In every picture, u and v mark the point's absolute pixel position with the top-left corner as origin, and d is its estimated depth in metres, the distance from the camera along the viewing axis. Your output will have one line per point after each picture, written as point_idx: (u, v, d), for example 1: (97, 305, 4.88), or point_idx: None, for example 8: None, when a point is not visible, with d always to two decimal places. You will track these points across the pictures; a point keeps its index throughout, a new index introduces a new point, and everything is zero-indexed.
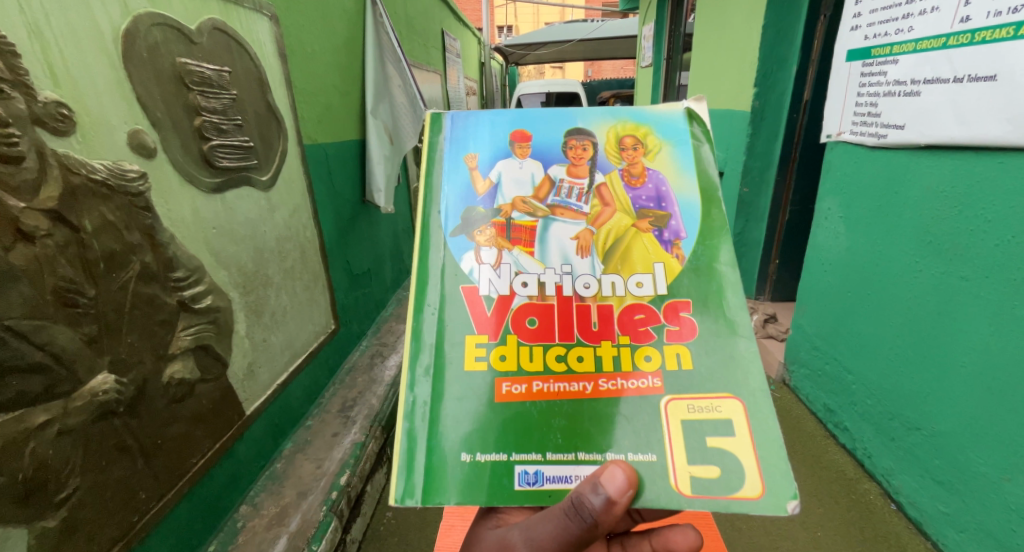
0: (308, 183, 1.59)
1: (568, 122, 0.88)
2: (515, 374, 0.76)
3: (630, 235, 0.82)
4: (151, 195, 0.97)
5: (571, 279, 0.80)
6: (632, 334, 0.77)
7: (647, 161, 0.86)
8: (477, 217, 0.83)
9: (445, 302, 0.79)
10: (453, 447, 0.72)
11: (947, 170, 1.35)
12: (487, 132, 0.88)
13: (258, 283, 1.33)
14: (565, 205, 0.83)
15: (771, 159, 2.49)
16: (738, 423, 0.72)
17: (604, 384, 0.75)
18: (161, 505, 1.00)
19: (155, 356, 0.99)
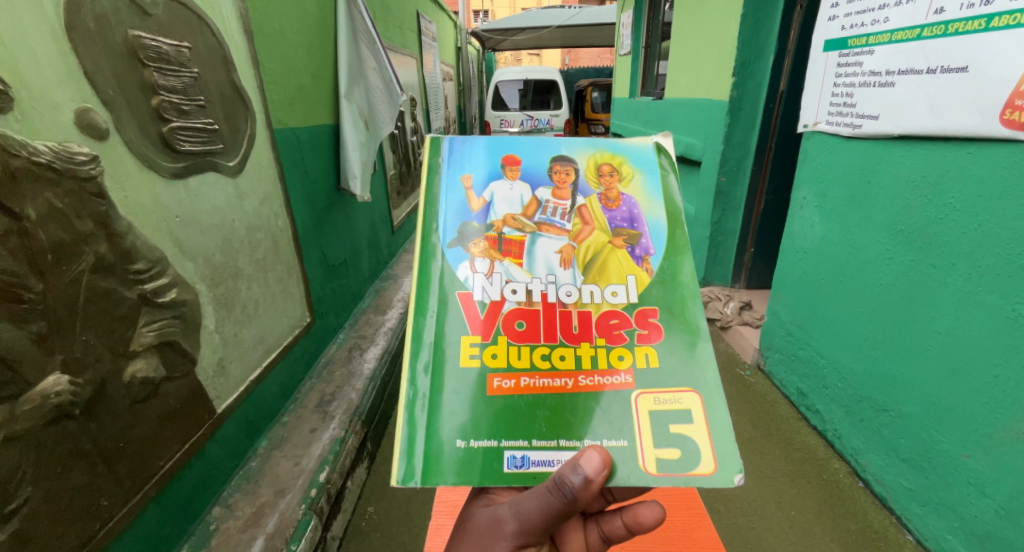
0: (280, 171, 1.52)
1: (553, 150, 0.85)
2: (506, 370, 0.73)
3: (607, 252, 0.79)
4: (105, 180, 0.90)
5: (556, 288, 0.77)
6: (599, 331, 0.75)
7: (621, 187, 0.84)
8: (473, 231, 0.80)
9: (444, 304, 0.76)
10: (450, 432, 0.69)
11: (918, 159, 1.37)
12: (482, 155, 0.84)
13: (228, 275, 1.26)
14: (550, 221, 0.81)
15: (748, 149, 2.51)
16: (697, 417, 0.70)
17: (584, 380, 0.73)
18: (125, 511, 0.95)
19: (115, 354, 0.93)
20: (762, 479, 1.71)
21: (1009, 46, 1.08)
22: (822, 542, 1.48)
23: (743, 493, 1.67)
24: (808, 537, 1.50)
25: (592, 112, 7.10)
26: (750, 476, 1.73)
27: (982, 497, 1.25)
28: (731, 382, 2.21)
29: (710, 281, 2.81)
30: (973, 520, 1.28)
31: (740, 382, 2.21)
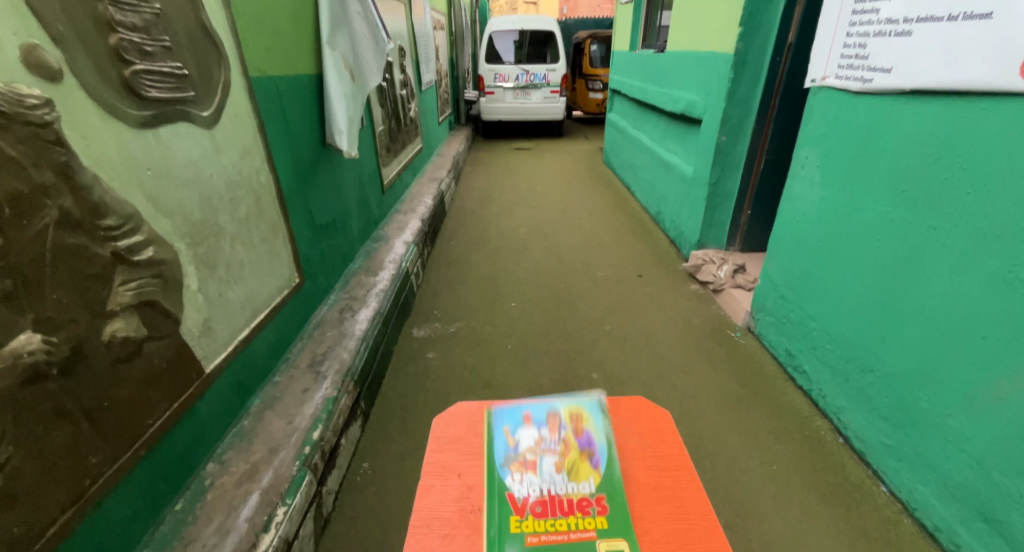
0: (260, 123, 1.44)
1: (533, 413, 1.01)
2: (541, 529, 0.83)
3: (581, 463, 0.93)
4: (62, 126, 0.84)
5: (555, 485, 0.89)
6: (578, 507, 0.86)
7: (581, 426, 0.98)
8: (503, 481, 0.90)
9: (493, 525, 0.84)
10: (510, 551, 0.79)
11: (929, 116, 1.32)
12: (495, 438, 0.97)
13: (208, 233, 1.22)
14: (545, 465, 0.92)
15: (751, 106, 2.42)
16: (632, 548, 0.80)
17: (579, 532, 0.82)
18: (115, 469, 0.96)
19: (91, 314, 0.90)
20: (748, 436, 1.74)
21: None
22: (803, 495, 1.52)
23: (729, 449, 1.70)
24: (790, 490, 1.54)
25: (591, 67, 6.83)
26: (736, 433, 1.75)
27: (958, 453, 1.28)
28: (721, 344, 2.22)
29: (705, 242, 2.79)
30: (946, 473, 1.32)
31: (731, 343, 2.22)
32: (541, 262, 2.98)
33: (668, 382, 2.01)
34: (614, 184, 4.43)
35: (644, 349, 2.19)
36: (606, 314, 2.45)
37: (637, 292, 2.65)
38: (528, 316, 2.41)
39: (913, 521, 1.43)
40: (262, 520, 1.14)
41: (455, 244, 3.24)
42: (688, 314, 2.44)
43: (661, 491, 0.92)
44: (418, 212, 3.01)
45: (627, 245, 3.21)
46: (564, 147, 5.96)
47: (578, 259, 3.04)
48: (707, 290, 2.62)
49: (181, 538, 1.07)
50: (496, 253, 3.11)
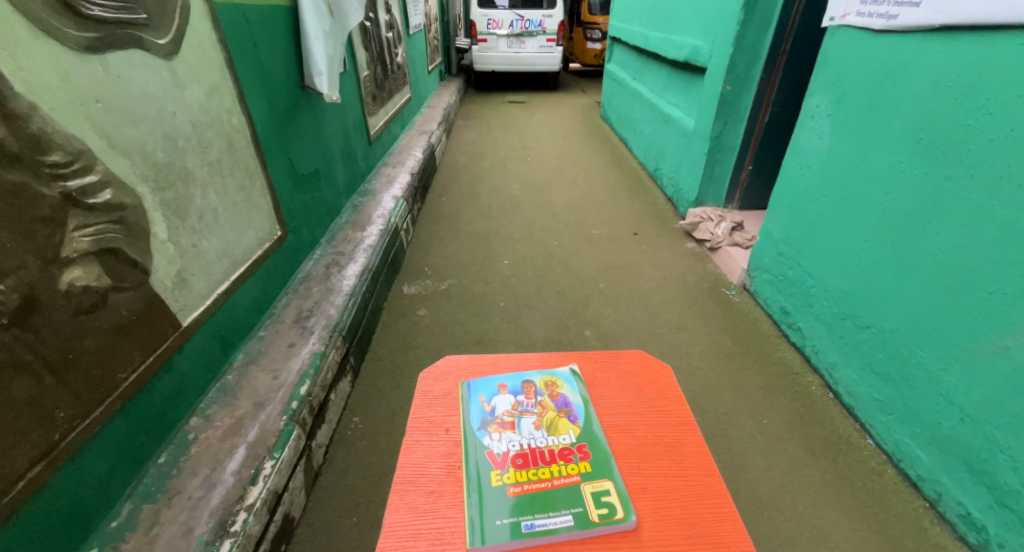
0: (228, 59, 1.32)
1: (510, 379, 0.99)
2: (524, 479, 0.80)
3: (559, 420, 0.91)
4: None
5: (536, 440, 0.86)
6: (560, 455, 0.84)
7: (557, 390, 0.97)
8: (481, 441, 0.87)
9: (476, 478, 0.80)
10: (496, 512, 0.76)
11: (957, 55, 1.23)
12: (471, 404, 0.94)
13: (175, 178, 1.13)
14: (523, 422, 0.90)
15: (759, 52, 2.29)
16: (618, 487, 0.80)
17: (564, 476, 0.80)
18: (88, 423, 0.92)
19: (43, 262, 0.83)
20: (739, 392, 1.73)
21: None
22: (791, 449, 1.53)
23: (720, 404, 1.69)
24: (778, 444, 1.55)
25: (590, 15, 6.45)
26: (728, 389, 1.75)
27: (950, 407, 1.28)
28: (715, 301, 2.19)
29: (703, 198, 2.72)
30: (935, 426, 1.32)
31: (725, 301, 2.19)
32: (534, 219, 2.90)
33: (661, 340, 1.98)
34: (610, 139, 4.29)
35: (637, 307, 2.15)
36: (599, 271, 2.40)
37: (632, 249, 2.60)
38: (521, 274, 2.36)
39: (897, 472, 1.44)
40: (249, 474, 1.12)
41: (446, 200, 3.14)
42: (683, 272, 2.40)
43: (659, 447, 0.89)
44: (407, 165, 2.89)
45: (623, 202, 3.13)
46: (560, 100, 5.74)
47: (572, 216, 2.96)
48: (704, 248, 2.58)
49: (164, 490, 1.06)
50: (488, 209, 3.02)
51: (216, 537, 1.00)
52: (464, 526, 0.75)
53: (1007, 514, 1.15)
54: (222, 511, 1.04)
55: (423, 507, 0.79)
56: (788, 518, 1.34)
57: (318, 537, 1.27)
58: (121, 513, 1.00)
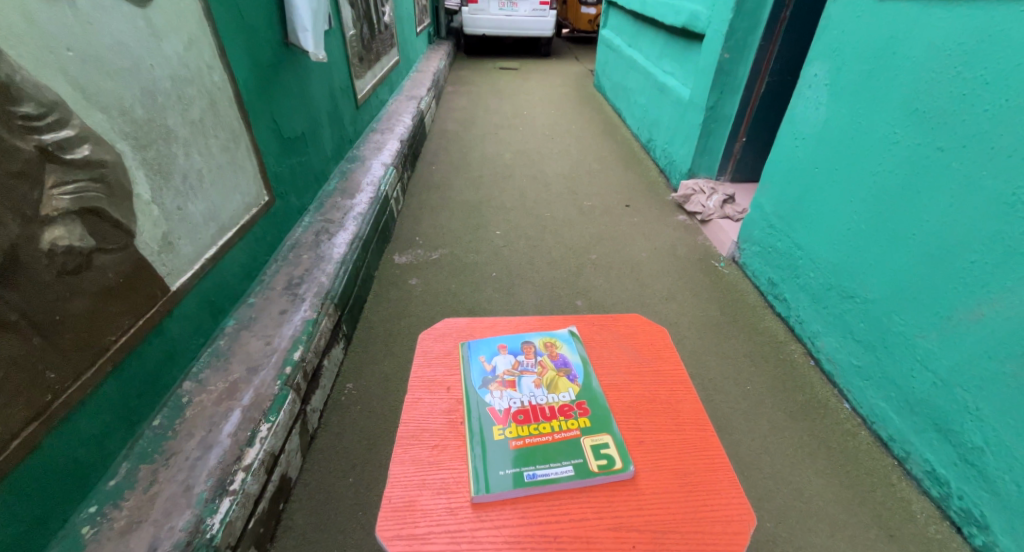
0: (206, 10, 1.26)
1: (512, 340, 1.00)
2: (526, 433, 0.81)
3: (559, 378, 0.92)
4: None
5: (536, 397, 0.88)
6: (560, 411, 0.86)
7: (556, 350, 0.98)
8: (481, 398, 0.88)
9: (479, 432, 0.82)
10: (500, 463, 0.77)
11: (958, 23, 1.21)
12: (472, 363, 0.95)
13: (157, 136, 1.09)
14: (524, 380, 0.91)
15: (759, 18, 2.24)
16: (617, 439, 0.82)
17: (565, 431, 0.82)
18: (80, 384, 0.91)
19: (23, 219, 0.80)
20: (726, 360, 1.77)
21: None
22: (773, 413, 1.59)
23: (707, 371, 1.73)
24: (761, 409, 1.60)
25: None
26: (715, 357, 1.79)
27: (924, 372, 1.33)
28: (705, 273, 2.21)
29: (696, 171, 2.71)
30: (911, 390, 1.38)
31: (714, 272, 2.21)
32: (526, 189, 2.87)
33: (650, 309, 2.01)
34: (603, 109, 4.22)
35: (628, 277, 2.17)
36: (591, 242, 2.40)
37: (624, 220, 2.60)
38: (512, 244, 2.35)
39: (870, 433, 1.52)
40: (245, 436, 1.13)
41: (436, 169, 3.09)
42: (674, 244, 2.41)
43: (654, 404, 0.91)
44: (397, 132, 2.82)
45: (615, 172, 3.10)
46: (552, 68, 5.61)
47: (564, 186, 2.93)
48: (695, 220, 2.58)
49: (161, 451, 1.06)
50: (478, 179, 2.98)
51: (215, 495, 1.02)
52: (468, 476, 0.77)
53: (970, 470, 1.23)
54: (220, 471, 1.06)
55: (428, 460, 0.80)
56: (767, 477, 1.41)
57: (315, 497, 1.30)
58: (118, 473, 1.01)
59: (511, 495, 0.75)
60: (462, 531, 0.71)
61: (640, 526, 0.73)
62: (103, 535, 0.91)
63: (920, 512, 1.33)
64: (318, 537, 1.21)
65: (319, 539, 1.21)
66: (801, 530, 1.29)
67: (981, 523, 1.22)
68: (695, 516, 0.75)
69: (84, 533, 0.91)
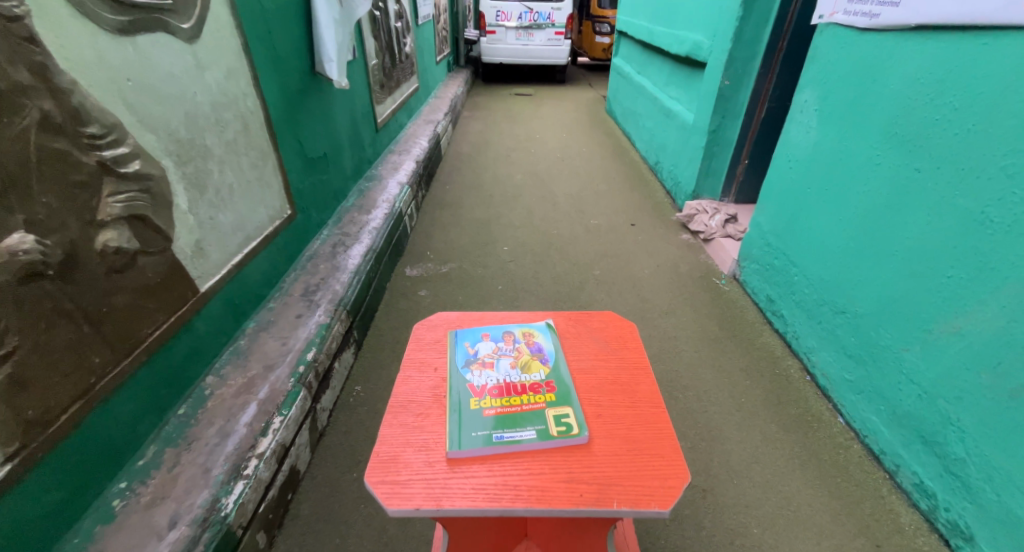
0: (244, 44, 1.42)
1: (494, 329, 1.09)
2: (496, 404, 0.89)
3: (532, 360, 1.00)
4: (35, 24, 0.81)
5: (510, 375, 0.96)
6: (530, 388, 0.93)
7: (533, 337, 1.07)
8: (462, 376, 0.96)
9: (456, 403, 0.90)
10: (471, 427, 0.85)
11: (930, 54, 1.29)
12: (457, 348, 1.04)
13: (196, 154, 1.23)
14: (501, 362, 0.99)
15: (757, 48, 2.35)
16: (577, 411, 0.89)
17: (531, 403, 0.90)
18: (119, 370, 1.03)
19: (82, 222, 0.93)
20: (721, 372, 1.83)
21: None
22: (765, 425, 1.63)
23: (701, 383, 1.79)
24: (753, 421, 1.64)
25: (598, 8, 6.49)
26: (711, 370, 1.84)
27: (910, 384, 1.37)
28: (706, 289, 2.27)
29: (700, 192, 2.79)
30: (899, 403, 1.42)
31: (715, 289, 2.27)
32: (534, 208, 2.98)
33: (650, 323, 2.08)
34: (613, 133, 4.34)
35: (629, 292, 2.25)
36: (595, 258, 2.49)
37: (629, 239, 2.68)
38: (519, 259, 2.45)
39: (862, 447, 1.55)
40: (259, 426, 1.24)
41: (449, 188, 3.23)
42: (676, 261, 2.48)
43: (615, 384, 0.96)
44: (413, 153, 2.98)
45: (622, 193, 3.20)
46: (566, 94, 5.79)
47: (571, 205, 3.04)
48: (698, 240, 2.65)
49: (184, 436, 1.17)
50: (489, 198, 3.11)
51: (230, 477, 1.12)
52: (447, 437, 0.84)
53: (953, 481, 1.26)
54: (235, 457, 1.15)
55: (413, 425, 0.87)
56: (756, 485, 1.45)
57: (321, 489, 1.39)
58: (146, 454, 1.11)
59: (479, 453, 0.82)
60: (438, 480, 0.78)
61: (588, 480, 0.78)
62: (131, 507, 1.01)
63: (908, 524, 1.35)
64: (322, 526, 1.30)
65: (323, 528, 1.29)
66: (786, 536, 1.33)
67: (965, 535, 1.24)
68: (642, 473, 0.79)
69: (115, 505, 1.01)
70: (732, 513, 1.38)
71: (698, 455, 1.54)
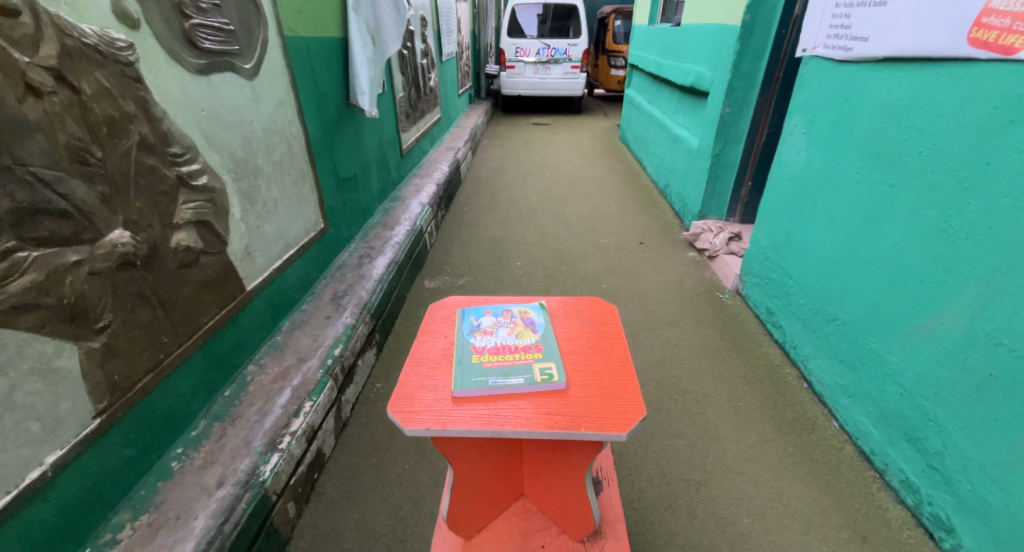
0: (292, 80, 1.65)
1: (495, 304, 1.14)
2: (490, 359, 0.95)
3: (526, 327, 1.05)
4: (140, 66, 1.03)
5: (504, 338, 1.01)
6: (522, 349, 0.98)
7: (530, 309, 1.11)
8: (463, 338, 1.01)
9: (457, 357, 0.96)
10: (467, 374, 0.91)
11: (896, 81, 1.43)
12: (462, 317, 1.09)
13: (249, 172, 1.45)
14: (499, 328, 1.04)
15: (755, 78, 2.52)
16: (559, 364, 0.94)
17: (521, 359, 0.95)
18: (181, 350, 1.21)
19: (162, 224, 1.13)
20: (720, 379, 1.92)
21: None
22: (761, 427, 1.72)
23: (700, 388, 1.88)
24: (749, 423, 1.73)
25: (614, 43, 6.81)
26: (711, 376, 1.94)
27: (894, 384, 1.46)
28: (709, 303, 2.38)
29: (705, 213, 2.92)
30: (885, 403, 1.50)
31: (718, 302, 2.38)
32: (548, 227, 3.15)
33: (654, 333, 2.19)
34: (626, 159, 4.53)
35: (635, 305, 2.37)
36: (603, 273, 2.63)
37: (637, 256, 2.82)
38: (530, 274, 2.61)
39: (854, 448, 1.62)
40: (293, 408, 1.40)
41: (468, 209, 3.44)
42: (682, 277, 2.60)
43: (595, 346, 1.00)
44: (434, 177, 3.20)
45: (631, 214, 3.35)
46: (582, 123, 6.04)
47: (582, 225, 3.20)
48: (703, 257, 2.77)
49: (229, 414, 1.33)
50: (505, 218, 3.30)
51: (268, 449, 1.27)
52: (451, 382, 0.90)
53: (934, 475, 1.33)
54: (272, 432, 1.31)
55: None
56: (748, 480, 1.53)
57: (344, 471, 1.53)
58: (198, 426, 1.28)
59: (474, 393, 0.88)
60: (445, 413, 0.84)
61: (562, 412, 0.84)
62: (186, 468, 1.18)
63: (895, 519, 1.41)
64: (344, 503, 1.44)
65: (345, 504, 1.43)
66: (775, 526, 1.41)
67: (947, 527, 1.30)
68: (611, 407, 0.85)
69: (173, 466, 1.18)
70: (724, 504, 1.47)
71: (694, 452, 1.63)
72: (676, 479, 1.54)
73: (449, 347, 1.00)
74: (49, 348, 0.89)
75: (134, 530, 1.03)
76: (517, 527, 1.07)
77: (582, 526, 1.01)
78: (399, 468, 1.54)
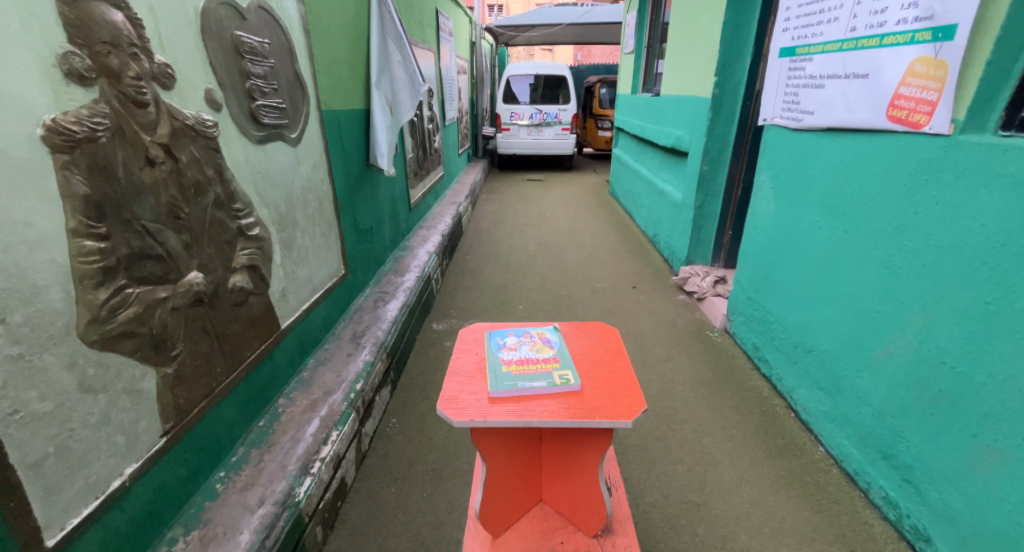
0: (325, 146, 1.89)
1: (516, 327, 1.32)
2: (517, 368, 1.12)
3: (544, 343, 1.22)
4: (220, 141, 1.25)
5: (526, 353, 1.18)
6: (542, 360, 1.15)
7: (546, 331, 1.29)
8: (492, 352, 1.19)
9: (490, 366, 1.13)
10: (499, 379, 1.08)
11: (838, 146, 1.70)
12: (489, 336, 1.26)
13: (288, 224, 1.65)
14: (522, 344, 1.22)
15: (727, 140, 2.84)
16: (573, 371, 1.11)
17: (542, 368, 1.12)
18: (228, 380, 1.35)
19: (224, 267, 1.31)
20: (713, 409, 2.07)
21: (898, 56, 1.42)
22: (753, 452, 1.85)
23: (696, 417, 2.03)
24: (742, 448, 1.87)
25: (600, 108, 7.37)
26: (704, 407, 2.08)
27: (867, 406, 1.62)
28: (700, 341, 2.55)
29: (692, 259, 3.15)
30: (861, 424, 1.65)
31: (708, 340, 2.56)
32: (547, 274, 3.37)
33: (651, 369, 2.35)
34: (616, 211, 4.84)
35: (632, 344, 2.54)
36: (601, 315, 2.82)
37: (631, 299, 3.02)
38: (533, 316, 2.78)
39: (839, 470, 1.75)
40: (321, 436, 1.52)
41: (471, 258, 3.65)
42: (674, 318, 2.79)
43: (600, 358, 1.17)
44: (439, 229, 3.44)
45: (624, 261, 3.59)
46: (574, 179, 6.44)
47: (579, 272, 3.42)
48: (692, 299, 2.97)
49: (265, 441, 1.46)
50: (506, 266, 3.51)
51: (301, 473, 1.39)
52: (488, 385, 1.07)
53: (909, 487, 1.47)
54: (305, 457, 1.43)
55: None
56: (744, 500, 1.66)
57: (365, 499, 1.63)
58: (238, 452, 1.41)
59: (508, 395, 1.04)
60: (485, 409, 1.00)
61: (576, 407, 1.00)
62: (229, 489, 1.29)
63: (880, 533, 1.53)
64: (367, 528, 1.53)
65: (368, 529, 1.52)
66: (770, 541, 1.52)
67: (925, 536, 1.42)
68: (617, 402, 1.02)
69: (217, 487, 1.29)
70: (722, 523, 1.58)
71: (693, 476, 1.75)
72: (677, 501, 1.66)
73: (480, 361, 1.17)
74: (138, 372, 1.04)
75: (188, 543, 1.13)
76: (538, 527, 1.20)
77: (596, 523, 1.14)
78: (417, 495, 1.64)
